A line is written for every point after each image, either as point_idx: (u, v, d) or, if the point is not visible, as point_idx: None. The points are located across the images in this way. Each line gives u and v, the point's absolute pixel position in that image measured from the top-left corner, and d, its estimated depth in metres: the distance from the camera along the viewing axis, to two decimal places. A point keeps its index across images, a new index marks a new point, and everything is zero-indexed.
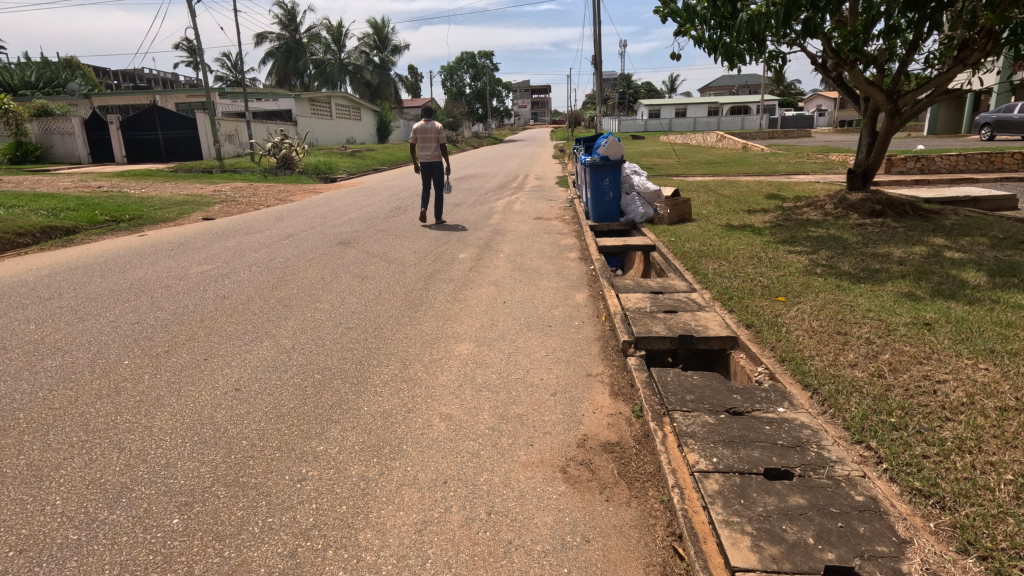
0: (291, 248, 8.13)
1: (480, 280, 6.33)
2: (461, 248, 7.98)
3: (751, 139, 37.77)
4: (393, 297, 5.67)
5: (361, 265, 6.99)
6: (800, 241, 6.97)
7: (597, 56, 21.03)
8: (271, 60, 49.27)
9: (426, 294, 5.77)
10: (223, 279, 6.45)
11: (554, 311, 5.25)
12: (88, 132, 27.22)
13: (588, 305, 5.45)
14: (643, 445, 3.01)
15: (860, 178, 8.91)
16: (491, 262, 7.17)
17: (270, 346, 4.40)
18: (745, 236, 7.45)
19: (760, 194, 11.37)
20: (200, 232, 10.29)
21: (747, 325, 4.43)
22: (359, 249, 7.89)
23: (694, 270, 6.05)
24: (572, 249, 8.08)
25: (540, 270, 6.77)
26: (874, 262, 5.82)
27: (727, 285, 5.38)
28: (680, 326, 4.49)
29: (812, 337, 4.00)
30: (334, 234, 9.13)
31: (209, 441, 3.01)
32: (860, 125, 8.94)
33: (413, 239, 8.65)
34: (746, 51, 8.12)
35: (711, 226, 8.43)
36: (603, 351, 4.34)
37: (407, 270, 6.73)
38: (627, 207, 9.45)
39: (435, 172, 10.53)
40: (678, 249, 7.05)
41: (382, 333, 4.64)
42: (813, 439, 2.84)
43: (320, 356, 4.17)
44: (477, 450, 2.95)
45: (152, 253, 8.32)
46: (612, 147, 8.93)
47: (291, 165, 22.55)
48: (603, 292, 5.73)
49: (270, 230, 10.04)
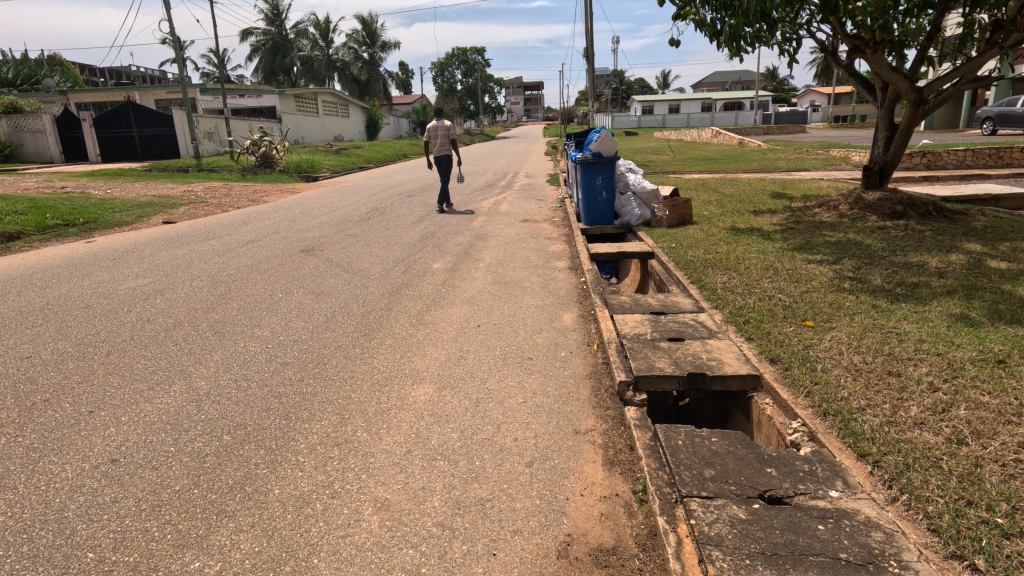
0: (245, 258, 7.23)
1: (454, 296, 5.48)
2: (436, 256, 7.12)
3: (746, 134, 36.97)
4: (348, 319, 4.81)
5: (319, 279, 6.12)
6: (818, 248, 6.15)
7: (590, 48, 20.10)
8: (256, 56, 48.12)
9: (388, 314, 4.91)
10: (155, 297, 5.54)
11: (536, 336, 4.41)
12: (60, 130, 26.11)
13: (577, 329, 4.61)
14: (649, 553, 2.18)
15: (877, 175, 8.10)
16: (470, 273, 6.32)
17: (179, 390, 3.51)
18: (755, 241, 6.64)
19: (764, 193, 10.56)
20: (154, 238, 9.36)
21: (770, 360, 3.62)
22: (322, 259, 7.02)
23: (700, 284, 5.22)
24: (561, 257, 7.24)
25: (524, 283, 5.92)
26: (909, 274, 5.00)
27: (741, 305, 4.56)
28: (689, 361, 3.67)
29: (857, 379, 3.17)
30: (299, 240, 8.24)
31: (37, 556, 2.14)
32: (877, 118, 8.14)
33: (385, 246, 7.78)
34: (757, 33, 7.28)
35: (715, 229, 7.62)
36: (595, 395, 3.49)
37: (371, 284, 5.87)
38: (621, 208, 8.60)
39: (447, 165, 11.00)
40: (681, 258, 6.24)
41: (323, 371, 3.78)
42: (889, 550, 2.02)
43: (237, 406, 3.30)
44: (417, 565, 2.11)
45: (90, 262, 7.42)
46: (605, 142, 8.17)
47: (270, 164, 21.59)
48: (595, 312, 4.89)
49: (231, 235, 9.15)
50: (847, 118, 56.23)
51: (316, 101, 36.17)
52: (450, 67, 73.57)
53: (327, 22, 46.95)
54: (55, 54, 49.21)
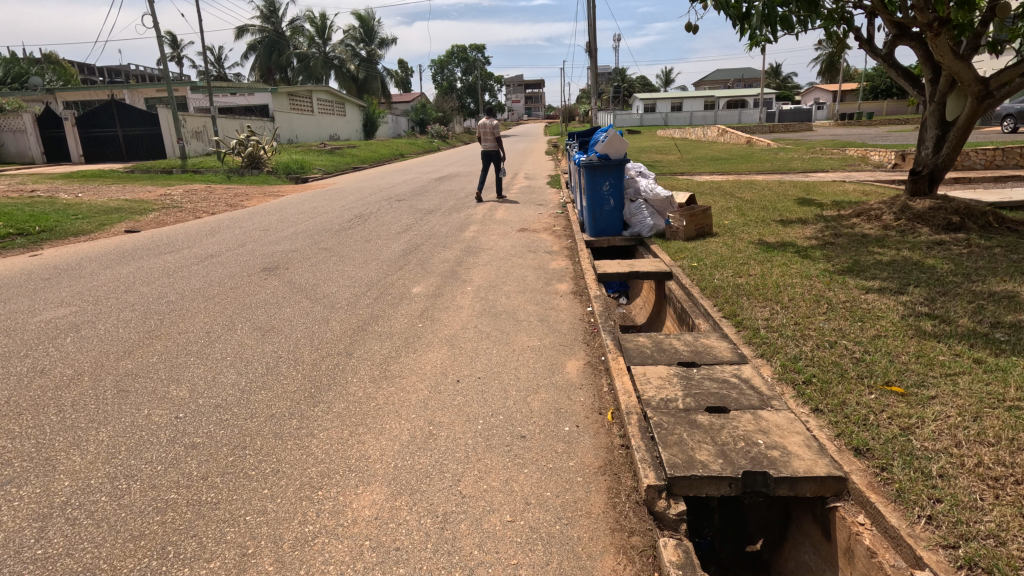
0: (196, 279, 6.23)
1: (431, 333, 4.46)
2: (418, 276, 6.13)
3: (752, 133, 35.83)
4: (294, 369, 3.79)
5: (274, 309, 5.12)
6: (871, 271, 5.13)
7: (593, 43, 18.98)
8: (251, 54, 47.11)
9: (346, 362, 3.90)
10: (64, 336, 4.52)
11: (531, 397, 3.40)
12: (42, 130, 25.18)
13: (585, 384, 3.60)
14: None
15: (926, 181, 7.09)
16: (454, 300, 5.30)
17: (26, 498, 2.49)
18: (792, 261, 5.63)
19: (789, 198, 9.54)
20: (107, 250, 8.36)
21: (854, 450, 2.60)
22: (285, 281, 6.02)
23: (737, 321, 4.22)
24: (563, 277, 6.22)
25: (518, 315, 4.89)
26: (999, 309, 3.99)
27: (797, 356, 3.54)
28: (742, 452, 2.65)
29: (1003, 502, 2.15)
30: (265, 255, 7.24)
31: None
32: (925, 115, 7.14)
33: (361, 263, 6.78)
34: (792, 13, 6.29)
35: (741, 244, 6.62)
36: (614, 505, 2.48)
37: (333, 316, 4.84)
38: (632, 217, 7.57)
39: (494, 159, 12.04)
40: (707, 282, 5.24)
41: (239, 461, 2.76)
42: None
43: (94, 531, 2.29)
44: None
45: (19, 282, 6.43)
46: (612, 143, 7.15)
47: (258, 165, 20.54)
48: (607, 360, 3.89)
49: (191, 247, 8.14)
50: (853, 115, 55.15)
51: (311, 99, 35.18)
52: (450, 65, 72.56)
53: (324, 18, 45.84)
54: (49, 53, 48.46)
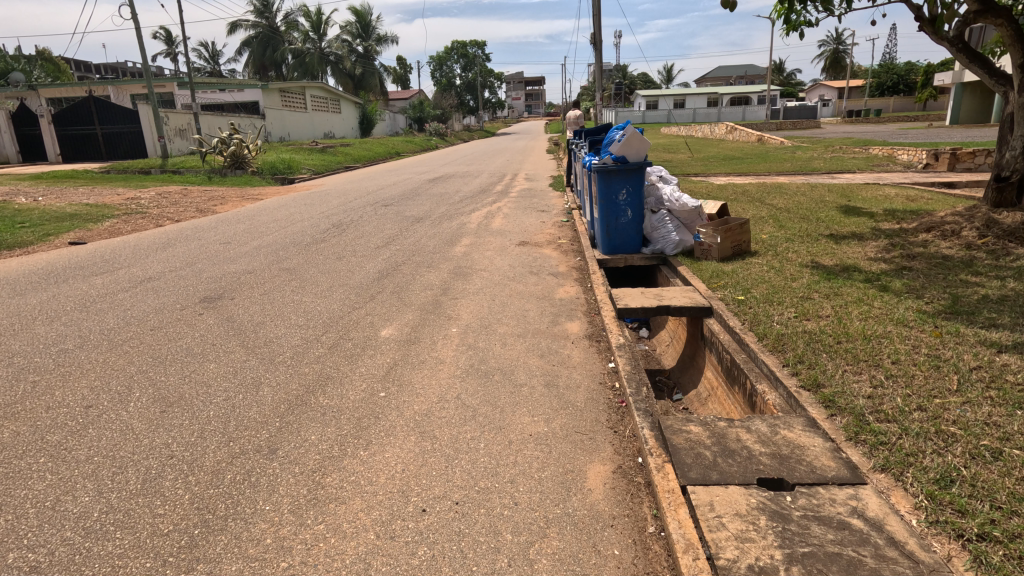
0: (111, 315, 4.95)
1: (395, 410, 3.21)
2: (394, 311, 4.89)
3: (761, 131, 34.61)
4: (179, 485, 2.54)
5: (190, 365, 3.85)
6: (982, 312, 3.89)
7: (598, 35, 17.70)
8: (244, 51, 45.77)
9: (258, 472, 2.63)
10: None
11: (537, 549, 2.16)
12: (18, 127, 23.94)
13: (620, 517, 2.36)
14: None
15: (1015, 190, 5.90)
16: (433, 350, 4.05)
17: None
18: (865, 296, 4.38)
19: (828, 206, 8.29)
20: (35, 268, 7.10)
21: None
22: (221, 320, 4.74)
23: (827, 396, 2.98)
24: (574, 311, 4.98)
25: (516, 376, 3.64)
26: None
27: (949, 476, 2.28)
28: None
29: None
30: (212, 279, 5.99)
31: None
32: (1013, 108, 5.96)
33: (325, 290, 5.55)
34: None
35: (790, 266, 5.38)
36: None
37: (267, 379, 3.59)
38: (652, 231, 6.27)
39: None
40: (764, 325, 3.99)
41: None
42: None
43: None
44: None
45: None
46: (631, 143, 5.92)
47: (243, 164, 19.22)
48: (648, 462, 2.65)
49: (132, 266, 6.88)
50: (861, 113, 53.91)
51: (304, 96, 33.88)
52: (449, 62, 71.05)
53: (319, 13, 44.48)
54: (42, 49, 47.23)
